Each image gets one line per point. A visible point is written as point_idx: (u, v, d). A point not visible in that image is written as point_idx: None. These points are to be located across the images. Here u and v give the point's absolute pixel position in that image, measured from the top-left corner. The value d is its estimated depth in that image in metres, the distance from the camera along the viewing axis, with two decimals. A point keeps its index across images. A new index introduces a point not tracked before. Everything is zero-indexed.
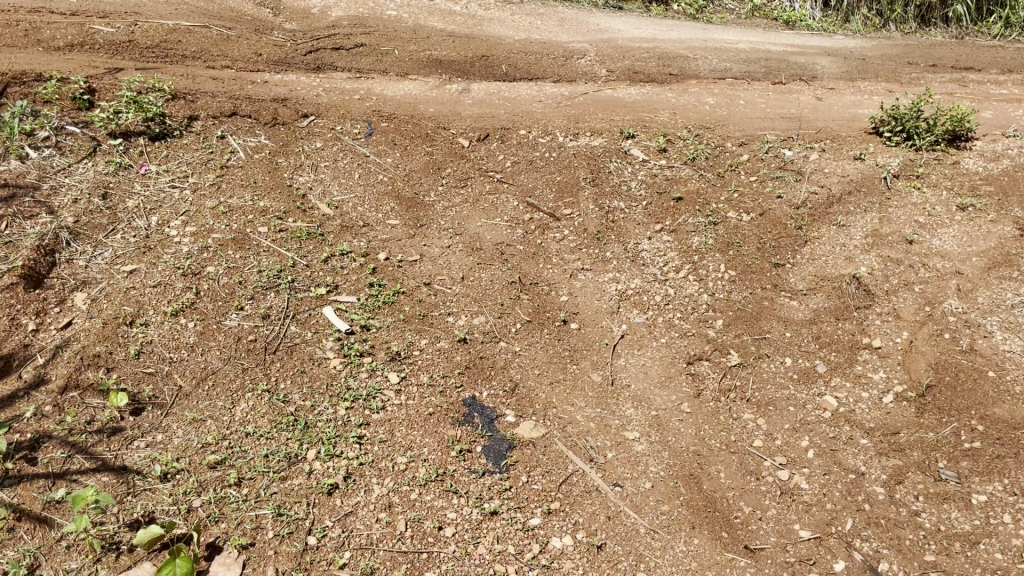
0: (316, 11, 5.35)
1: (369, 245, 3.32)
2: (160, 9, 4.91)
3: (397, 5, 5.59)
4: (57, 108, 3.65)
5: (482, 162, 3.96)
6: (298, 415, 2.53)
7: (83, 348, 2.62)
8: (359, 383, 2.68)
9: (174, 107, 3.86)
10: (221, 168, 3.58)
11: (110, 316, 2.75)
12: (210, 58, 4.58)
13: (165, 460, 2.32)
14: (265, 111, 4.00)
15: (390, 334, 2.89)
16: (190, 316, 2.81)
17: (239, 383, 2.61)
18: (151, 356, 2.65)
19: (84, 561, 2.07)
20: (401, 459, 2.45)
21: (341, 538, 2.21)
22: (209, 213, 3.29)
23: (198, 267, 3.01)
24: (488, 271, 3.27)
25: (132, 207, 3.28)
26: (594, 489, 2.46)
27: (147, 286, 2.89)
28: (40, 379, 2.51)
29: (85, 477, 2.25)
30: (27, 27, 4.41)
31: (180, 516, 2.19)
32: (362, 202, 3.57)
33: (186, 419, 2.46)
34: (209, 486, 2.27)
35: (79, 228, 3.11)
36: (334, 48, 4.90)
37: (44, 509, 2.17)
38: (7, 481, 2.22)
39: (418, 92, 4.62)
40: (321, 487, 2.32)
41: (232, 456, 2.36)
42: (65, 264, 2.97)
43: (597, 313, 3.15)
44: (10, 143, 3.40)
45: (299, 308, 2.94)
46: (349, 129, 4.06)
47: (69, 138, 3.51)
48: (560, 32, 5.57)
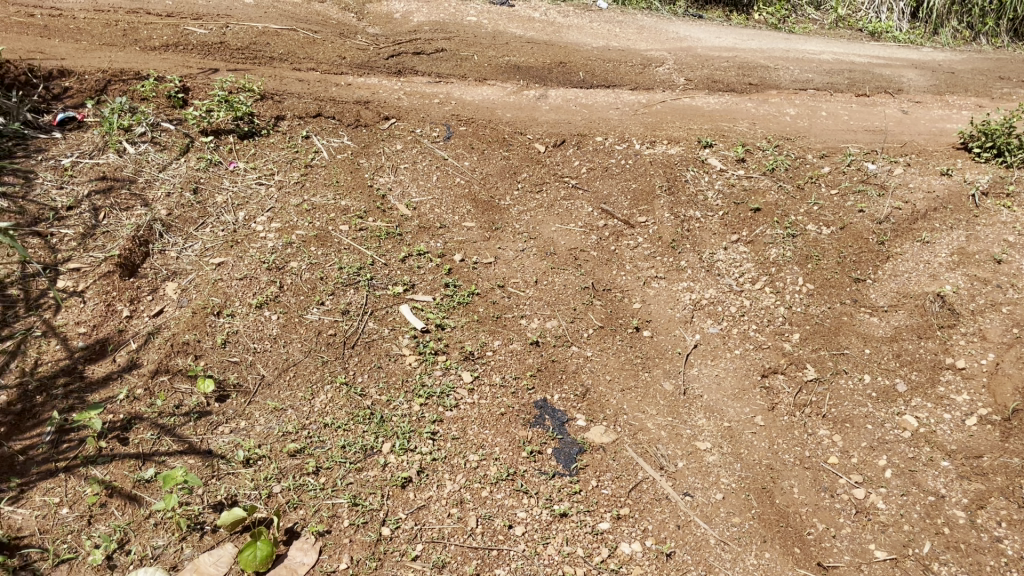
0: (398, 16, 5.46)
1: (446, 245, 3.38)
2: (250, 12, 5.08)
3: (478, 11, 5.68)
4: (154, 106, 3.81)
5: (558, 168, 3.99)
6: (374, 408, 2.59)
7: (174, 335, 2.73)
8: (433, 380, 2.73)
9: (262, 107, 4.00)
10: (306, 167, 3.69)
11: (200, 306, 2.86)
12: (296, 60, 4.72)
13: (247, 446, 2.41)
14: (348, 113, 4.11)
15: (464, 334, 2.94)
16: (274, 309, 2.91)
17: (319, 375, 2.69)
18: (236, 346, 2.75)
19: (170, 538, 2.15)
20: (473, 457, 2.49)
21: (414, 530, 2.26)
22: (294, 210, 3.40)
23: (282, 261, 3.11)
24: (562, 275, 3.29)
25: (220, 202, 3.40)
26: (664, 497, 2.45)
27: (234, 278, 3.00)
28: (132, 363, 2.62)
29: (173, 459, 2.35)
30: (126, 28, 4.61)
31: (261, 501, 2.27)
32: (439, 203, 3.64)
33: (268, 408, 2.55)
34: (288, 473, 2.34)
35: (171, 221, 3.25)
36: (415, 53, 5.00)
37: (134, 487, 2.26)
38: (101, 458, 2.31)
39: (496, 97, 4.67)
40: (395, 480, 2.37)
41: (311, 445, 2.44)
42: (158, 255, 3.10)
43: (671, 322, 3.14)
44: (109, 138, 3.56)
45: (377, 306, 3.01)
46: (429, 132, 4.14)
47: (164, 134, 3.67)
48: (639, 40, 5.57)
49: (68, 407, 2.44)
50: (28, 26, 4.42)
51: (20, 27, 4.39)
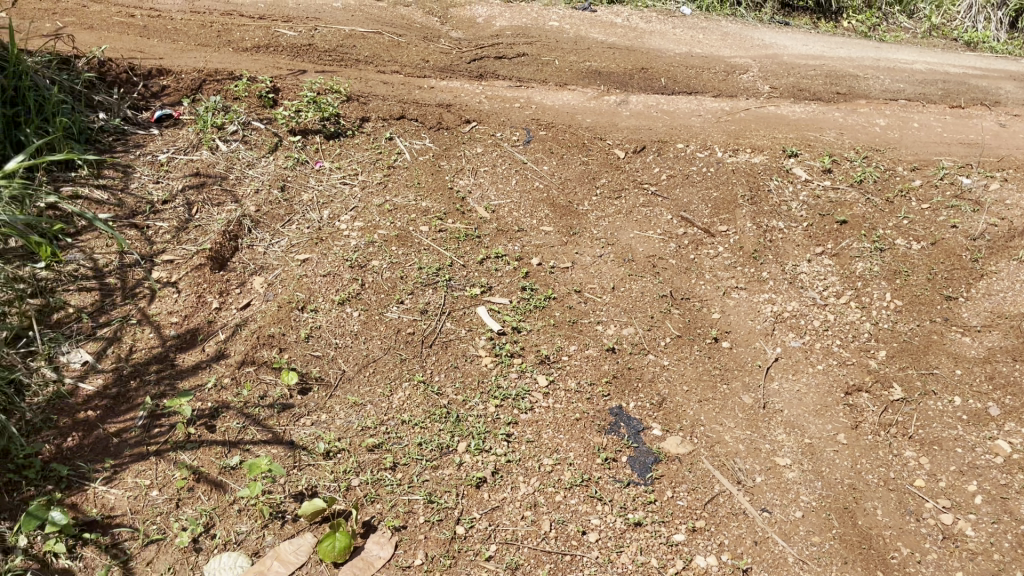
0: (481, 20, 5.52)
1: (524, 249, 3.39)
2: (338, 16, 5.20)
3: (560, 16, 5.69)
4: (245, 105, 3.93)
5: (638, 174, 3.96)
6: (451, 407, 2.62)
7: (260, 328, 2.81)
8: (509, 382, 2.74)
9: (348, 108, 4.08)
10: (388, 168, 3.75)
11: (285, 301, 2.94)
12: (381, 63, 4.80)
13: (328, 438, 2.46)
14: (431, 116, 4.17)
15: (540, 338, 2.94)
16: (355, 305, 2.97)
17: (397, 373, 2.74)
18: (319, 341, 2.82)
19: (253, 525, 2.22)
20: (547, 461, 2.49)
21: (488, 531, 2.28)
22: (376, 210, 3.47)
23: (364, 260, 3.17)
24: (640, 282, 3.27)
25: (306, 200, 3.49)
26: (741, 512, 2.41)
27: (317, 275, 3.08)
28: (220, 353, 2.71)
29: (257, 447, 2.41)
30: (220, 29, 4.78)
31: (340, 493, 2.32)
32: (518, 207, 3.65)
33: (348, 402, 2.61)
34: (367, 467, 2.39)
35: (259, 217, 3.35)
36: (496, 57, 5.04)
37: (220, 473, 2.33)
38: (189, 443, 2.39)
39: (577, 101, 4.67)
40: (470, 479, 2.39)
41: (388, 441, 2.48)
42: (246, 250, 3.20)
43: (751, 334, 3.08)
44: (203, 135, 3.69)
45: (455, 307, 3.04)
46: (509, 136, 4.16)
47: (254, 133, 3.78)
48: (723, 46, 5.49)
49: (159, 392, 2.54)
50: (130, 26, 4.61)
51: (122, 28, 4.59)
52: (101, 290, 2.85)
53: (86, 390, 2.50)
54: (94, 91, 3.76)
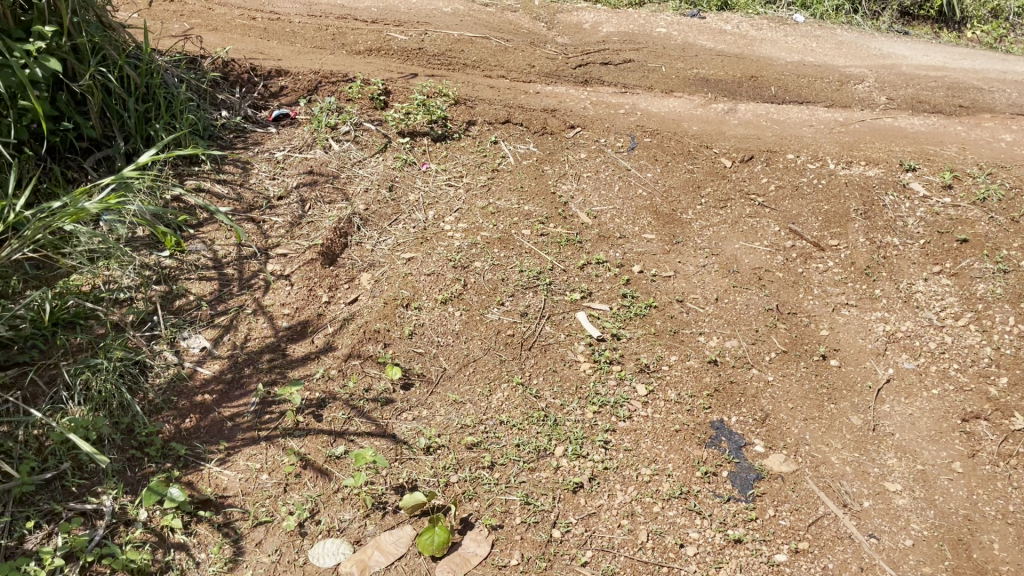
0: (587, 26, 5.52)
1: (626, 256, 3.36)
2: (448, 20, 5.31)
3: (668, 23, 5.64)
4: (358, 106, 4.06)
5: (745, 184, 3.88)
6: (549, 411, 2.63)
7: (366, 323, 2.90)
8: (607, 389, 2.73)
9: (455, 111, 4.15)
10: (493, 171, 3.80)
11: (390, 298, 3.01)
12: (487, 68, 4.85)
13: (429, 434, 2.51)
14: (535, 121, 4.20)
15: (640, 346, 2.92)
16: (457, 305, 3.02)
17: (496, 373, 2.76)
18: (422, 338, 2.87)
19: (356, 514, 2.28)
20: (645, 470, 2.47)
21: (585, 536, 2.27)
22: (480, 212, 3.51)
23: (467, 261, 3.22)
24: (744, 295, 3.20)
25: (413, 201, 3.56)
26: (846, 536, 2.33)
27: (422, 273, 3.14)
28: (328, 346, 2.80)
29: (361, 438, 2.49)
30: (336, 33, 4.94)
31: (439, 488, 2.36)
32: (621, 213, 3.63)
33: (448, 400, 2.65)
34: (465, 465, 2.42)
35: (368, 215, 3.44)
36: (602, 63, 5.03)
37: (325, 461, 2.40)
38: (298, 431, 2.48)
39: (683, 109, 4.60)
40: (567, 484, 2.40)
41: (486, 441, 2.51)
42: (355, 247, 3.30)
43: (861, 353, 2.98)
44: (318, 135, 3.83)
45: (555, 311, 3.05)
46: (613, 142, 4.15)
47: (365, 134, 3.89)
48: (837, 55, 5.33)
49: (271, 380, 2.64)
50: (252, 29, 4.82)
51: (244, 30, 4.79)
52: (219, 279, 2.99)
53: (204, 373, 2.63)
54: (218, 90, 3.95)
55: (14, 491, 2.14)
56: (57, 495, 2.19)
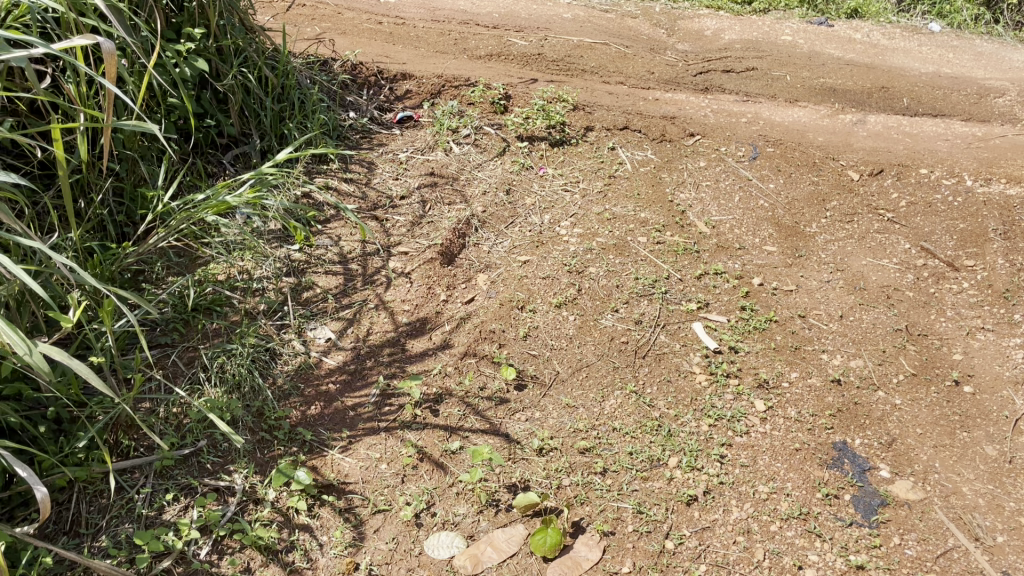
0: (709, 33, 5.44)
1: (745, 267, 3.29)
2: (568, 26, 5.34)
3: (794, 31, 5.50)
4: (479, 110, 4.13)
5: (873, 199, 3.75)
6: (663, 420, 2.61)
7: (482, 323, 2.94)
8: (723, 403, 2.68)
9: (574, 117, 4.16)
10: (609, 177, 3.78)
11: (506, 299, 3.05)
12: (606, 75, 4.78)
13: (542, 436, 2.53)
14: (655, 128, 4.16)
15: (759, 361, 2.85)
16: (572, 310, 3.03)
17: (610, 380, 2.76)
18: (536, 340, 2.90)
19: (469, 509, 2.32)
20: (763, 488, 2.42)
21: (698, 550, 2.25)
22: (596, 218, 3.51)
23: (582, 266, 3.22)
24: (871, 313, 3.09)
25: (529, 204, 3.59)
26: (978, 571, 2.22)
27: (538, 277, 3.17)
28: (445, 343, 2.85)
29: (476, 436, 2.53)
30: (458, 37, 5.03)
31: (551, 490, 2.37)
32: (741, 224, 3.56)
33: (561, 403, 2.66)
34: (578, 469, 2.43)
35: (486, 218, 3.49)
36: (723, 71, 4.95)
37: (441, 455, 2.46)
38: (415, 424, 2.55)
39: (808, 119, 4.46)
40: (681, 496, 2.37)
41: (599, 446, 2.51)
42: (473, 247, 3.35)
43: (997, 381, 2.82)
44: (439, 137, 3.92)
45: (670, 320, 3.02)
46: (734, 151, 4.07)
47: (484, 137, 3.96)
48: (976, 67, 5.09)
49: (391, 373, 2.72)
50: (377, 33, 4.93)
51: (371, 33, 4.93)
52: (344, 274, 3.10)
53: (328, 363, 2.73)
54: (346, 92, 4.09)
55: (156, 464, 2.28)
56: (193, 471, 2.31)
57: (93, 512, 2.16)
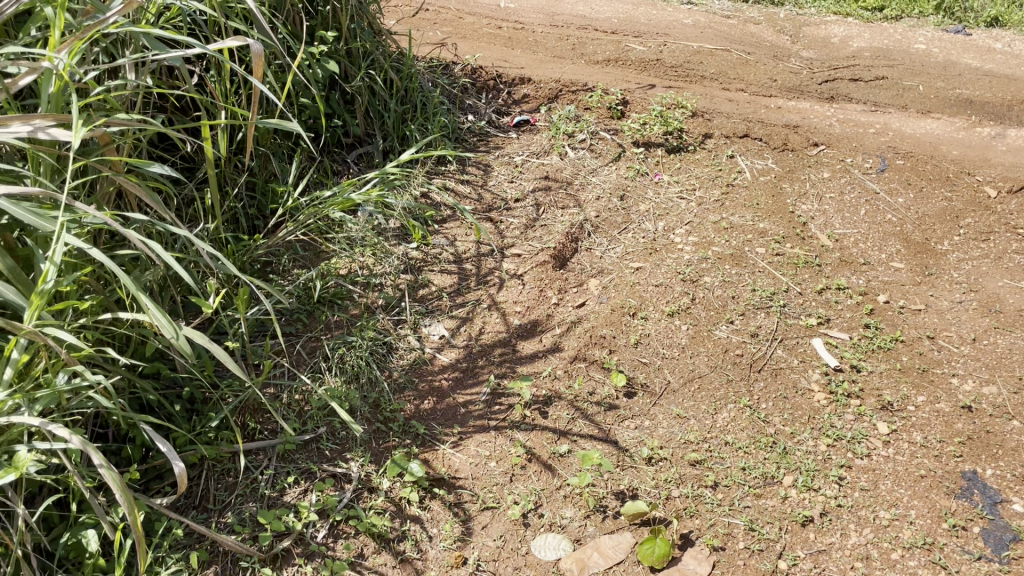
0: (836, 40, 5.26)
1: (869, 284, 3.17)
2: (688, 32, 5.27)
3: (928, 39, 5.26)
4: (596, 115, 4.11)
5: (1012, 217, 3.58)
6: (778, 437, 2.54)
7: (593, 328, 2.93)
8: (843, 423, 2.60)
9: (692, 123, 4.09)
10: (727, 186, 3.70)
11: (618, 305, 3.03)
12: (726, 81, 4.68)
13: (651, 445, 2.51)
14: (777, 137, 4.06)
15: (882, 382, 2.74)
16: (685, 319, 2.98)
17: (723, 393, 2.70)
18: (647, 348, 2.87)
19: (577, 512, 2.33)
20: (884, 514, 2.33)
21: (812, 572, 2.19)
22: (712, 226, 3.44)
23: (696, 275, 3.17)
24: (1007, 337, 2.93)
25: (644, 210, 3.54)
26: None
27: (651, 284, 3.13)
28: (556, 346, 2.86)
29: (584, 440, 2.53)
30: (576, 42, 5.03)
31: (660, 500, 2.35)
32: (866, 238, 3.43)
33: (672, 413, 2.63)
34: (687, 481, 2.40)
35: (599, 222, 3.46)
36: (851, 80, 4.77)
37: (549, 457, 2.47)
38: (524, 424, 2.57)
39: (942, 131, 4.26)
40: (795, 516, 2.31)
41: (710, 459, 2.47)
42: (585, 252, 3.32)
43: None
44: (555, 141, 3.92)
45: (788, 334, 2.93)
46: (860, 162, 3.92)
47: (600, 142, 3.93)
48: None
49: (501, 373, 2.75)
50: (497, 37, 5.00)
51: (490, 38, 4.99)
52: (458, 274, 3.14)
53: (441, 360, 2.78)
54: (466, 96, 4.16)
55: (278, 447, 2.38)
56: (312, 456, 2.40)
57: (220, 489, 2.28)
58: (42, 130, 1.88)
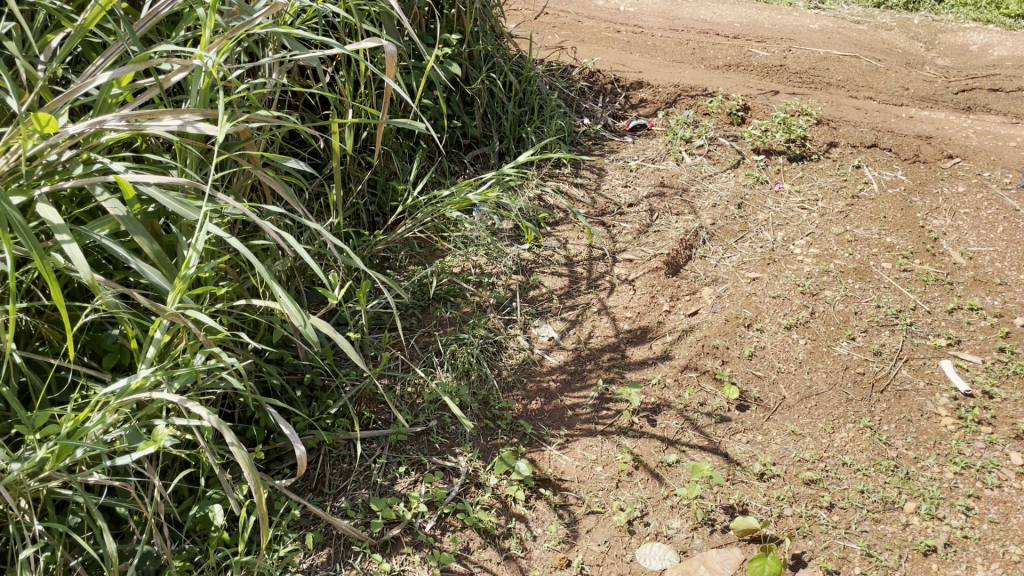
0: (975, 48, 4.99)
1: (1006, 305, 3.00)
2: (814, 38, 5.10)
3: None
4: (715, 121, 4.03)
5: None
6: (901, 461, 2.44)
7: (704, 337, 2.86)
8: (973, 451, 2.47)
9: (817, 131, 3.96)
10: (853, 197, 3.57)
11: (732, 315, 2.95)
12: (854, 89, 4.51)
13: (764, 460, 2.45)
14: (907, 147, 3.88)
15: (1018, 410, 2.58)
16: (803, 333, 2.89)
17: (842, 412, 2.61)
18: (762, 361, 2.79)
19: (684, 524, 2.30)
20: (1015, 549, 2.21)
21: None
22: (835, 238, 3.32)
23: (816, 288, 3.06)
24: None
25: (763, 220, 3.45)
26: None
27: (768, 295, 3.04)
28: (666, 354, 2.81)
29: (693, 451, 2.49)
30: (696, 47, 4.95)
31: (771, 518, 2.30)
32: (1004, 257, 3.24)
33: (786, 429, 2.55)
34: (801, 500, 2.34)
35: (715, 230, 3.38)
36: (990, 90, 4.53)
37: (657, 466, 2.44)
38: (632, 431, 2.54)
39: None
40: (917, 544, 2.22)
41: (827, 479, 2.39)
42: (699, 259, 3.24)
43: None
44: (672, 146, 3.86)
45: (914, 354, 2.80)
46: (999, 177, 3.71)
47: (719, 148, 3.86)
48: None
49: (610, 378, 2.73)
50: (616, 40, 4.97)
51: (609, 41, 4.96)
52: (569, 276, 3.12)
53: (550, 362, 2.78)
54: (583, 99, 4.15)
55: (391, 438, 2.44)
56: (423, 448, 2.45)
57: (336, 474, 2.36)
58: (191, 125, 1.99)
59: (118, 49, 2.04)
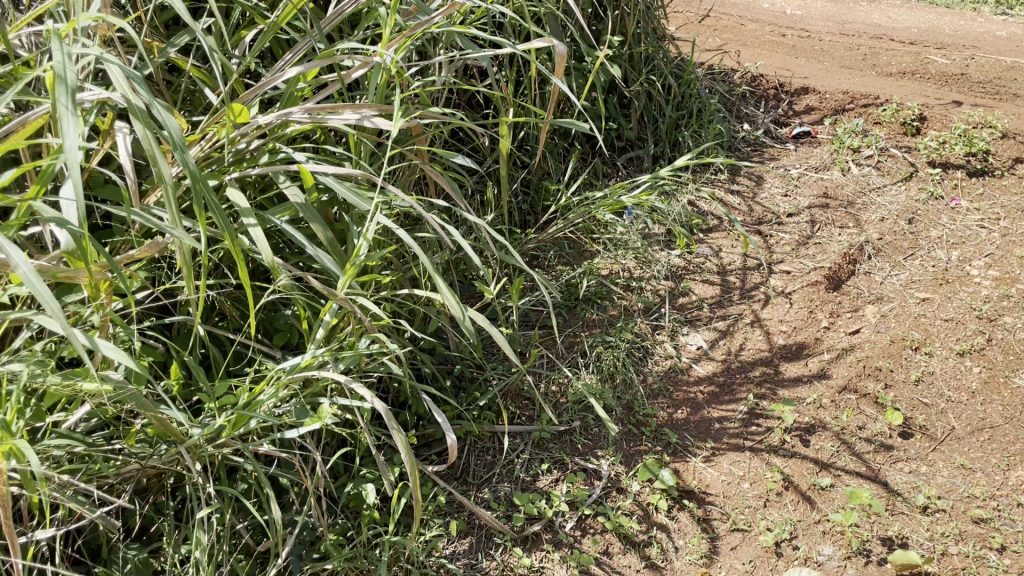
0: None
1: None
2: (1001, 45, 4.76)
3: None
4: (887, 131, 3.83)
5: None
6: None
7: (866, 357, 2.72)
8: None
9: (1002, 145, 3.69)
10: None
11: (898, 336, 2.79)
12: None
13: (928, 492, 2.33)
14: None
15: None
16: (976, 360, 2.71)
17: (1019, 448, 2.44)
18: (930, 388, 2.63)
19: (836, 551, 2.21)
20: None
21: None
22: (1018, 261, 3.09)
23: (995, 314, 2.86)
24: None
25: (936, 237, 3.24)
26: None
27: (939, 317, 2.86)
28: (823, 373, 2.69)
29: (849, 476, 2.38)
30: (868, 52, 4.70)
31: (934, 555, 2.19)
32: None
33: (955, 462, 2.42)
34: (968, 539, 2.22)
35: (882, 245, 3.20)
36: None
37: (809, 489, 2.35)
38: (783, 450, 2.45)
39: None
40: None
41: (998, 519, 2.26)
42: (863, 275, 3.08)
43: None
44: (838, 156, 3.69)
45: None
46: None
47: (889, 159, 3.65)
48: None
49: (762, 393, 2.64)
50: (780, 44, 4.79)
51: (773, 45, 4.78)
52: (722, 285, 3.02)
53: (698, 372, 2.71)
54: (743, 103, 4.01)
55: (534, 434, 2.46)
56: (565, 448, 2.46)
57: (479, 466, 2.39)
58: (367, 119, 2.07)
59: (305, 45, 2.16)
